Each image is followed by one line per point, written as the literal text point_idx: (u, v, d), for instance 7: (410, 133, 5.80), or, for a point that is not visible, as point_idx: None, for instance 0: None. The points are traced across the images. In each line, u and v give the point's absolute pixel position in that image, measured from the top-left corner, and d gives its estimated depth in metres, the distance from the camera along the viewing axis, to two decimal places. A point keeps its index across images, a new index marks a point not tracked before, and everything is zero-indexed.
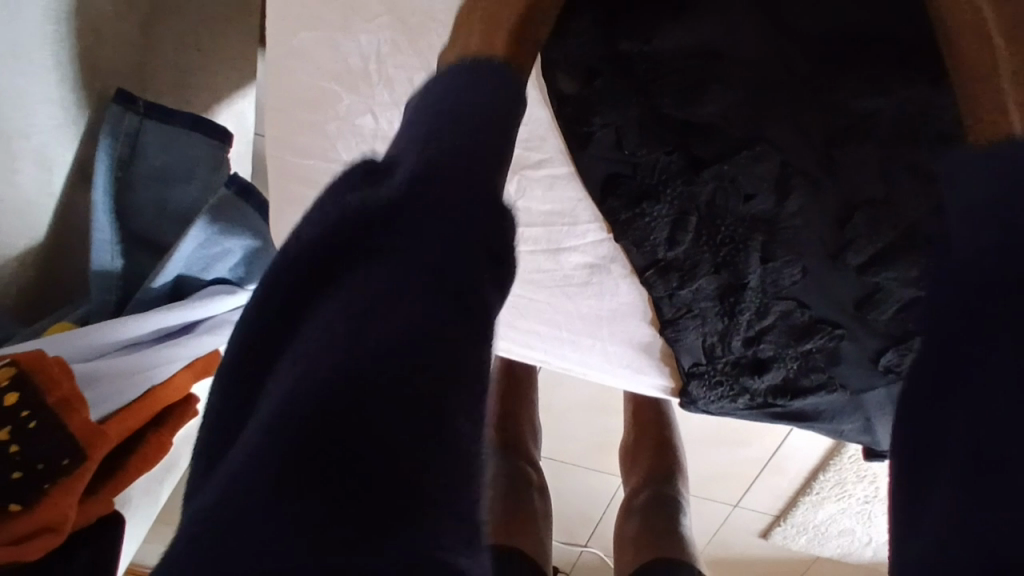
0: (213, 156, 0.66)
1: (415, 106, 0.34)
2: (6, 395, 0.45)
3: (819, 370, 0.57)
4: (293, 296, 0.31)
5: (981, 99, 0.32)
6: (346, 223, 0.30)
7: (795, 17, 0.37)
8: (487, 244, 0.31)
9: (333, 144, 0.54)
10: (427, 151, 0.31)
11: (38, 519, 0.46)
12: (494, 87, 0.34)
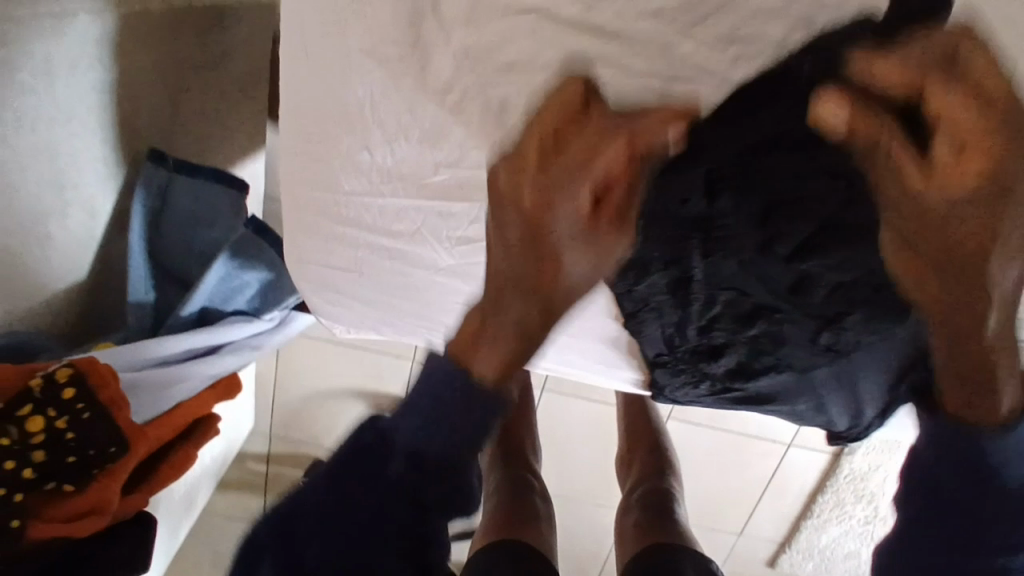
0: (236, 205, 0.77)
1: (417, 377, 0.55)
2: (66, 389, 0.63)
3: (769, 352, 0.65)
4: (340, 468, 0.55)
5: (972, 387, 0.54)
6: (359, 461, 0.55)
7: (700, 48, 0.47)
8: (437, 479, 0.55)
9: (331, 175, 0.62)
10: (409, 424, 0.55)
11: (89, 500, 0.65)
12: (460, 391, 0.54)
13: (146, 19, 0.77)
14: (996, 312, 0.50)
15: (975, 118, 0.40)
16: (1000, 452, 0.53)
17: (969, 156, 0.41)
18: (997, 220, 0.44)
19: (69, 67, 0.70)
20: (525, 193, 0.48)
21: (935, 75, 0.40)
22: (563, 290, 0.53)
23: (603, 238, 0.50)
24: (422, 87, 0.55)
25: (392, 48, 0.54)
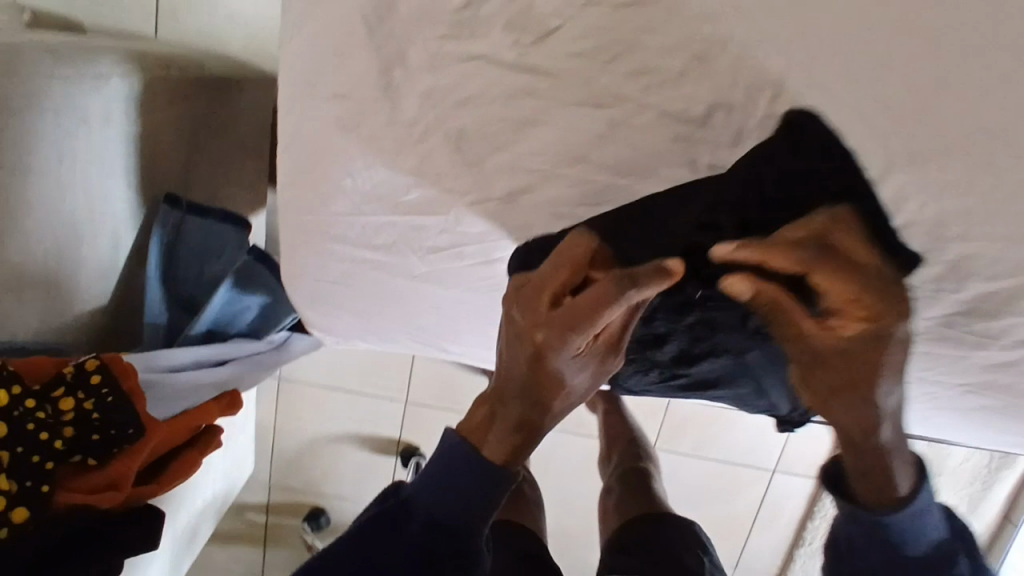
0: (239, 240, 0.89)
1: (444, 458, 0.75)
2: (92, 376, 0.73)
3: (705, 333, 0.75)
4: (370, 528, 0.75)
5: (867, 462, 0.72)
6: (389, 521, 0.75)
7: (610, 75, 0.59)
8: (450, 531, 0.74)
9: (324, 200, 0.75)
10: (428, 491, 0.76)
11: (106, 476, 0.75)
12: (481, 473, 0.74)
13: (169, 80, 0.89)
14: (886, 420, 0.69)
15: (845, 292, 0.62)
16: (899, 527, 0.72)
17: (854, 309, 0.63)
18: (866, 354, 0.65)
19: (102, 121, 0.81)
20: (539, 335, 0.67)
21: (820, 267, 0.61)
22: (563, 395, 0.73)
23: (594, 362, 0.73)
24: (394, 125, 0.67)
25: (366, 96, 0.66)
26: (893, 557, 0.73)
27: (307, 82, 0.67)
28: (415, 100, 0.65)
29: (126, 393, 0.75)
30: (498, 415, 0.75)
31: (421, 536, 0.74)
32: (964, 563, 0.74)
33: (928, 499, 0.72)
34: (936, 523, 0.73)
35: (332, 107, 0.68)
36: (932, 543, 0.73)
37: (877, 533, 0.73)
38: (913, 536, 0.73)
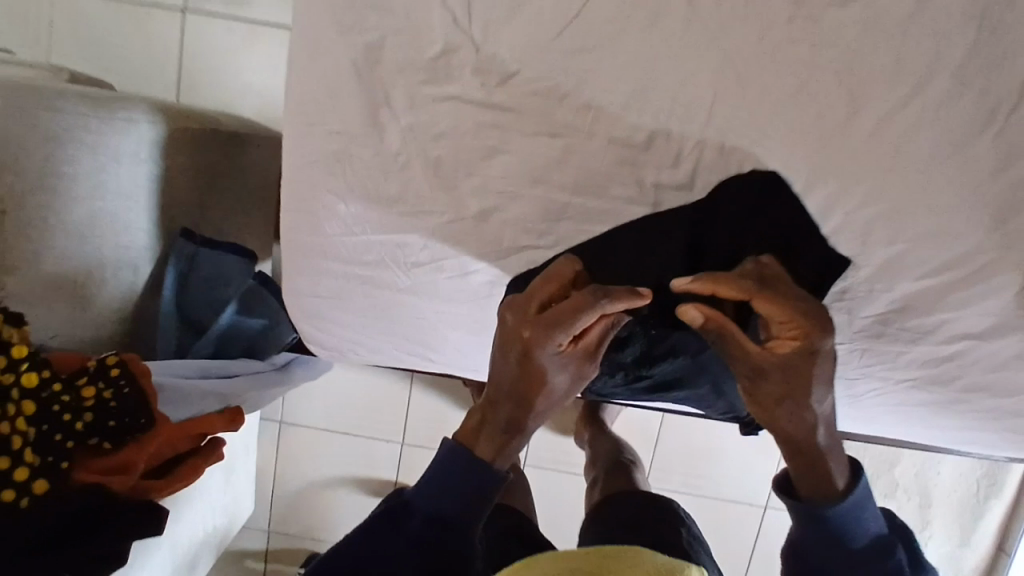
0: (243, 270, 0.97)
1: (442, 459, 0.70)
2: (115, 367, 0.83)
3: (663, 340, 0.81)
4: (365, 529, 0.70)
5: (812, 471, 0.74)
6: (391, 515, 0.70)
7: (563, 111, 0.76)
8: (453, 525, 0.69)
9: (319, 224, 0.85)
10: (435, 484, 0.70)
11: (121, 457, 0.82)
12: (476, 476, 0.70)
13: (192, 131, 1.00)
14: (822, 426, 0.73)
15: (784, 315, 0.68)
16: (839, 516, 0.72)
17: (788, 329, 0.69)
18: (804, 372, 0.70)
19: (131, 160, 0.93)
20: (528, 331, 0.66)
21: (757, 292, 0.67)
22: (550, 397, 0.71)
23: (583, 370, 0.71)
24: (382, 155, 0.79)
25: (358, 131, 0.78)
26: (836, 548, 0.73)
27: (307, 123, 0.79)
28: (399, 134, 0.78)
29: (142, 386, 0.84)
30: (488, 421, 0.72)
31: (420, 533, 0.69)
32: (902, 557, 0.75)
33: (863, 491, 0.74)
34: (875, 516, 0.74)
35: (329, 142, 0.79)
36: (872, 535, 0.73)
37: (820, 523, 0.73)
38: (855, 524, 0.73)
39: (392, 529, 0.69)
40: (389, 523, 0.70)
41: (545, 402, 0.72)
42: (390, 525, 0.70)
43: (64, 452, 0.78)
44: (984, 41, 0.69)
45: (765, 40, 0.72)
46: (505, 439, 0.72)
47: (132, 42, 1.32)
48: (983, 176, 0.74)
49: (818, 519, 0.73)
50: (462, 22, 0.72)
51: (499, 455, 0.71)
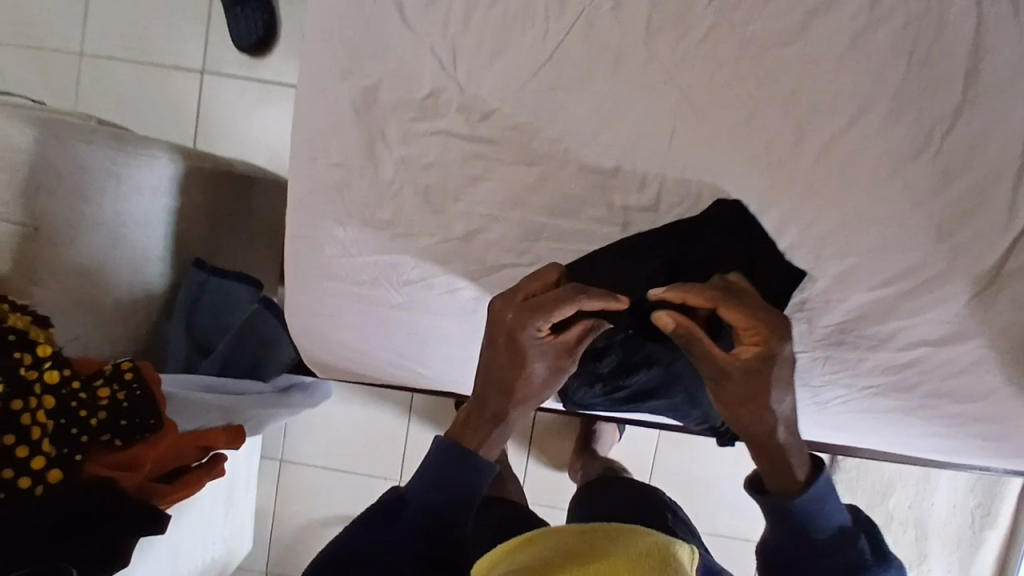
0: (251, 296, 1.03)
1: (438, 448, 0.70)
2: (127, 371, 0.81)
3: (638, 350, 0.86)
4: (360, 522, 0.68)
5: (779, 471, 0.77)
6: (386, 507, 0.68)
7: (538, 141, 0.85)
8: (450, 515, 0.67)
9: (319, 246, 0.92)
10: (431, 473, 0.68)
11: (127, 456, 0.80)
12: (470, 463, 0.69)
13: (206, 168, 1.02)
14: (782, 424, 0.76)
15: (746, 321, 0.73)
16: (801, 508, 0.75)
17: (749, 334, 0.74)
18: (765, 376, 0.74)
19: (150, 190, 0.94)
20: (513, 318, 0.71)
21: (722, 302, 0.72)
22: (531, 388, 0.74)
23: (564, 365, 0.75)
24: (377, 183, 0.88)
25: (356, 162, 0.87)
26: (801, 538, 0.76)
27: (311, 156, 0.88)
28: (393, 165, 0.87)
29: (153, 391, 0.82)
30: (474, 410, 0.75)
31: (417, 522, 0.67)
32: (866, 546, 0.76)
33: (825, 483, 0.76)
34: (838, 507, 0.76)
35: (330, 173, 0.88)
36: (835, 526, 0.75)
37: (785, 516, 0.76)
38: (819, 516, 0.75)
39: (388, 519, 0.67)
40: (385, 514, 0.68)
41: (529, 392, 0.75)
42: (384, 519, 0.67)
43: (77, 447, 0.74)
44: (908, 76, 0.80)
45: (715, 78, 0.82)
46: (490, 426, 0.74)
47: (154, 100, 1.45)
48: (921, 193, 0.83)
49: (779, 512, 0.76)
50: (449, 67, 0.83)
51: (485, 442, 0.73)
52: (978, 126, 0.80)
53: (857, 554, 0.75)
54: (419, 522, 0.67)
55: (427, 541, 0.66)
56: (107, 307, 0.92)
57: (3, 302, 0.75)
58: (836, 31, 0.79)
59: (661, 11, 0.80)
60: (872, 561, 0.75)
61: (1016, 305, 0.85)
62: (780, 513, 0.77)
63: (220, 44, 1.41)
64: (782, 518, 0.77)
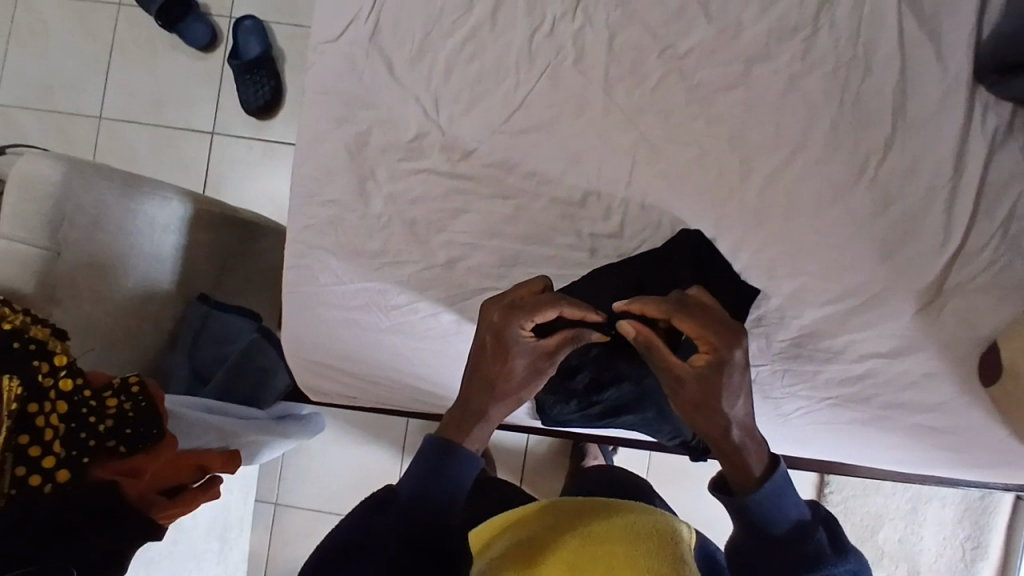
0: (248, 323, 1.12)
1: (428, 443, 0.76)
2: (132, 382, 0.86)
3: (608, 367, 0.93)
4: (356, 511, 0.74)
5: (737, 473, 0.81)
6: (380, 494, 0.75)
7: (511, 178, 0.95)
8: (438, 497, 0.73)
9: (313, 276, 1.00)
10: (421, 462, 0.75)
11: (132, 462, 0.84)
12: (454, 454, 0.75)
13: (214, 212, 1.11)
14: (736, 426, 0.80)
15: (697, 329, 0.80)
16: (759, 502, 0.79)
17: (701, 342, 0.80)
18: (716, 381, 0.78)
19: (162, 229, 1.02)
20: (499, 318, 0.77)
21: (675, 313, 0.80)
22: (512, 386, 0.79)
23: (544, 368, 0.80)
24: (367, 218, 0.98)
25: (348, 200, 0.97)
26: (763, 533, 0.80)
27: (308, 195, 0.98)
28: (381, 201, 0.97)
29: (157, 402, 0.86)
30: (460, 406, 0.80)
31: (409, 502, 0.73)
32: (824, 538, 0.80)
33: (780, 478, 0.80)
34: (795, 502, 0.81)
35: (324, 209, 0.98)
36: (793, 520, 0.80)
37: (745, 513, 0.80)
38: (777, 511, 0.80)
39: (382, 504, 0.74)
40: (379, 501, 0.74)
41: (511, 392, 0.80)
42: (375, 512, 0.73)
43: (85, 449, 0.80)
44: (840, 114, 0.91)
45: (667, 119, 0.93)
46: (473, 421, 0.79)
47: (165, 160, 1.57)
48: (861, 217, 0.91)
49: (739, 512, 0.80)
50: (432, 114, 0.95)
51: (467, 435, 0.78)
52: (907, 155, 0.91)
53: (816, 545, 0.79)
54: (409, 514, 0.72)
55: (419, 528, 0.72)
56: (116, 334, 0.99)
57: (26, 313, 0.82)
58: (772, 77, 0.91)
59: (617, 63, 0.93)
60: (830, 552, 0.79)
61: (960, 317, 0.92)
62: (739, 512, 0.81)
63: (229, 108, 1.55)
64: (742, 517, 0.81)
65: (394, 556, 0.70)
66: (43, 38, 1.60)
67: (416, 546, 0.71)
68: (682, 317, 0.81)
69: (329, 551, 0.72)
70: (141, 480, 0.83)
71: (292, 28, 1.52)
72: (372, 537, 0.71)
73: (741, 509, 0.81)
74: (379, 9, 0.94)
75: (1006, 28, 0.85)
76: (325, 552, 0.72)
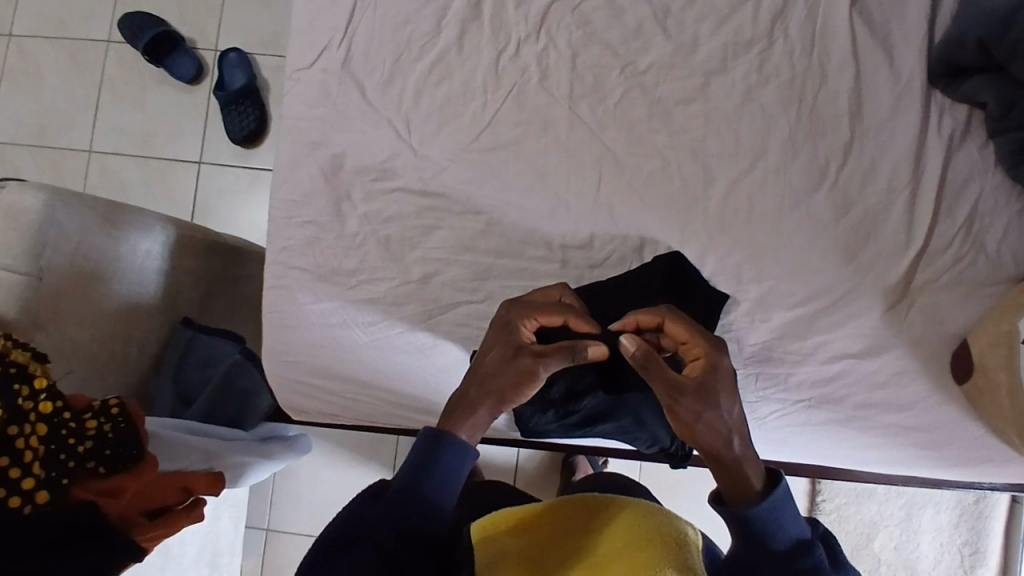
0: (231, 349, 1.12)
1: (423, 438, 0.74)
2: (113, 404, 0.87)
3: (583, 379, 0.94)
4: (352, 507, 0.73)
5: (736, 487, 0.72)
6: (377, 489, 0.74)
7: (483, 195, 0.98)
8: (434, 492, 0.72)
9: (293, 296, 1.02)
10: (416, 455, 0.73)
11: (112, 482, 0.85)
12: (444, 450, 0.73)
13: (197, 239, 1.14)
14: (736, 436, 0.73)
15: (690, 335, 0.78)
16: (758, 518, 0.71)
17: (692, 349, 0.78)
18: (710, 384, 0.73)
19: (144, 256, 1.05)
20: (505, 312, 0.83)
21: (670, 315, 0.81)
22: (503, 380, 0.76)
23: (537, 367, 0.76)
24: (343, 237, 1.00)
25: (325, 220, 1.00)
26: (759, 548, 0.71)
27: (286, 217, 1.01)
28: (357, 221, 1.00)
29: (137, 424, 0.88)
30: (454, 399, 0.77)
31: (405, 496, 0.71)
32: (824, 554, 0.72)
33: (782, 493, 0.72)
34: (796, 517, 0.72)
35: (302, 230, 1.01)
36: (792, 537, 0.72)
37: (740, 526, 0.72)
38: (777, 526, 0.71)
39: (379, 497, 0.73)
40: (376, 494, 0.74)
41: (499, 392, 0.76)
42: (372, 500, 0.73)
43: (65, 470, 0.80)
44: (797, 122, 0.94)
45: (630, 133, 0.96)
46: (463, 413, 0.75)
47: (154, 191, 1.60)
48: (824, 221, 0.94)
49: (735, 524, 0.72)
50: (403, 135, 0.98)
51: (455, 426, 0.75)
52: (863, 159, 0.93)
53: (815, 562, 0.71)
54: (403, 503, 0.71)
55: (411, 518, 0.70)
56: (100, 360, 1.01)
57: (10, 339, 0.84)
58: (729, 89, 0.95)
59: (580, 81, 0.97)
60: (829, 568, 0.72)
61: (927, 316, 0.94)
62: (735, 524, 0.72)
63: (216, 139, 1.59)
64: (736, 529, 0.73)
65: (385, 543, 0.68)
66: (35, 78, 1.65)
67: (414, 541, 0.69)
68: (674, 326, 0.80)
69: (322, 548, 0.70)
70: (124, 498, 0.85)
71: (274, 59, 1.57)
72: (369, 531, 0.70)
73: (738, 522, 0.72)
74: (350, 37, 0.99)
75: (952, 35, 0.89)
76: (317, 549, 0.70)
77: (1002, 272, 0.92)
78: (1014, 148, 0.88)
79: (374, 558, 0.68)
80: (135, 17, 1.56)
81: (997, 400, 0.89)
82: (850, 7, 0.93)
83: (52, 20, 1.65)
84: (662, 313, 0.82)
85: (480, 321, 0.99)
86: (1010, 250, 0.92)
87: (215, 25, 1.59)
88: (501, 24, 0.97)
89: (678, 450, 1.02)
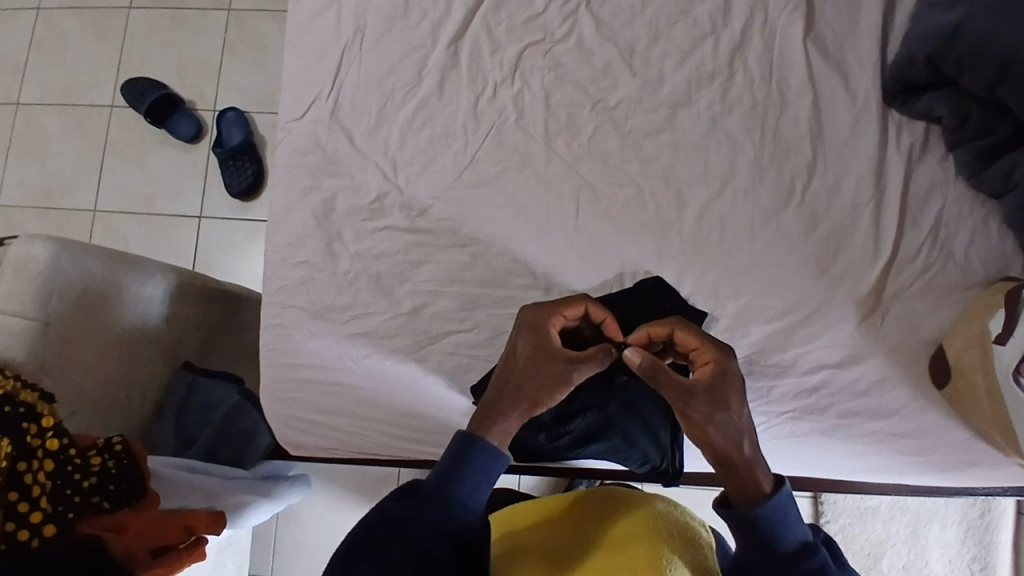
0: (229, 390, 1.17)
1: (458, 441, 0.76)
2: (116, 442, 0.91)
3: (572, 399, 0.98)
4: (383, 505, 0.75)
5: (745, 490, 0.74)
6: (406, 488, 0.76)
7: (469, 229, 1.03)
8: (465, 497, 0.74)
9: (289, 334, 1.05)
10: (449, 459, 0.75)
11: (117, 517, 0.88)
12: (478, 453, 0.75)
13: (196, 284, 1.19)
14: (746, 441, 0.75)
15: (700, 343, 0.81)
16: (763, 519, 0.73)
17: (702, 355, 0.80)
18: (722, 389, 0.77)
19: (147, 302, 1.10)
20: (531, 316, 0.84)
21: (678, 325, 0.82)
22: (535, 382, 0.80)
23: (569, 373, 0.81)
24: (335, 275, 1.05)
25: (318, 260, 1.05)
26: (764, 550, 0.74)
27: (282, 259, 1.06)
28: (348, 259, 1.05)
29: (140, 461, 0.92)
30: (486, 406, 0.79)
31: (438, 499, 0.73)
32: (828, 555, 0.75)
33: (786, 496, 0.74)
34: (800, 519, 0.75)
35: (297, 271, 1.05)
36: (798, 539, 0.74)
37: (747, 528, 0.74)
38: (782, 527, 0.73)
39: (409, 497, 0.75)
40: (405, 494, 0.75)
41: (533, 400, 0.80)
42: (404, 497, 0.75)
43: (71, 505, 0.84)
44: (762, 145, 1.00)
45: (605, 164, 1.02)
46: (498, 417, 0.78)
47: (157, 245, 1.66)
48: (793, 237, 0.98)
49: (739, 527, 0.75)
50: (391, 176, 1.04)
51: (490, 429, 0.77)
52: (828, 178, 0.99)
53: (820, 563, 0.73)
54: (435, 505, 0.73)
55: (447, 523, 0.73)
56: (105, 403, 1.05)
57: (15, 378, 0.87)
58: (696, 119, 1.01)
59: (555, 118, 1.03)
60: (834, 567, 0.74)
61: (902, 323, 0.97)
62: (738, 527, 0.75)
63: (214, 194, 1.65)
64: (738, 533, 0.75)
65: (423, 549, 0.70)
66: (41, 144, 1.73)
67: (446, 545, 0.72)
68: (682, 333, 0.82)
69: (355, 545, 0.72)
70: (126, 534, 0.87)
71: (269, 116, 1.65)
72: (404, 530, 0.72)
73: (740, 524, 0.74)
74: (337, 88, 1.06)
75: (901, 59, 0.95)
76: (351, 546, 0.72)
77: (971, 277, 0.96)
78: (968, 158, 0.94)
79: (408, 557, 0.70)
80: (134, 82, 1.66)
81: (977, 402, 0.91)
82: (803, 38, 1.00)
83: (58, 90, 1.74)
84: (676, 324, 0.82)
85: (469, 349, 1.03)
86: (976, 255, 0.96)
87: (213, 86, 1.68)
88: (478, 70, 1.04)
89: (668, 467, 1.03)
